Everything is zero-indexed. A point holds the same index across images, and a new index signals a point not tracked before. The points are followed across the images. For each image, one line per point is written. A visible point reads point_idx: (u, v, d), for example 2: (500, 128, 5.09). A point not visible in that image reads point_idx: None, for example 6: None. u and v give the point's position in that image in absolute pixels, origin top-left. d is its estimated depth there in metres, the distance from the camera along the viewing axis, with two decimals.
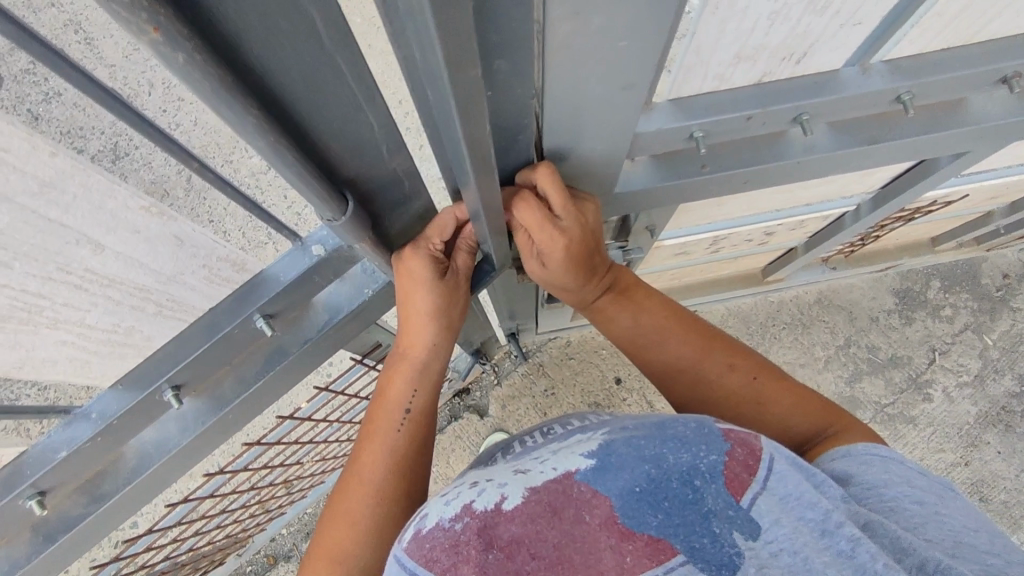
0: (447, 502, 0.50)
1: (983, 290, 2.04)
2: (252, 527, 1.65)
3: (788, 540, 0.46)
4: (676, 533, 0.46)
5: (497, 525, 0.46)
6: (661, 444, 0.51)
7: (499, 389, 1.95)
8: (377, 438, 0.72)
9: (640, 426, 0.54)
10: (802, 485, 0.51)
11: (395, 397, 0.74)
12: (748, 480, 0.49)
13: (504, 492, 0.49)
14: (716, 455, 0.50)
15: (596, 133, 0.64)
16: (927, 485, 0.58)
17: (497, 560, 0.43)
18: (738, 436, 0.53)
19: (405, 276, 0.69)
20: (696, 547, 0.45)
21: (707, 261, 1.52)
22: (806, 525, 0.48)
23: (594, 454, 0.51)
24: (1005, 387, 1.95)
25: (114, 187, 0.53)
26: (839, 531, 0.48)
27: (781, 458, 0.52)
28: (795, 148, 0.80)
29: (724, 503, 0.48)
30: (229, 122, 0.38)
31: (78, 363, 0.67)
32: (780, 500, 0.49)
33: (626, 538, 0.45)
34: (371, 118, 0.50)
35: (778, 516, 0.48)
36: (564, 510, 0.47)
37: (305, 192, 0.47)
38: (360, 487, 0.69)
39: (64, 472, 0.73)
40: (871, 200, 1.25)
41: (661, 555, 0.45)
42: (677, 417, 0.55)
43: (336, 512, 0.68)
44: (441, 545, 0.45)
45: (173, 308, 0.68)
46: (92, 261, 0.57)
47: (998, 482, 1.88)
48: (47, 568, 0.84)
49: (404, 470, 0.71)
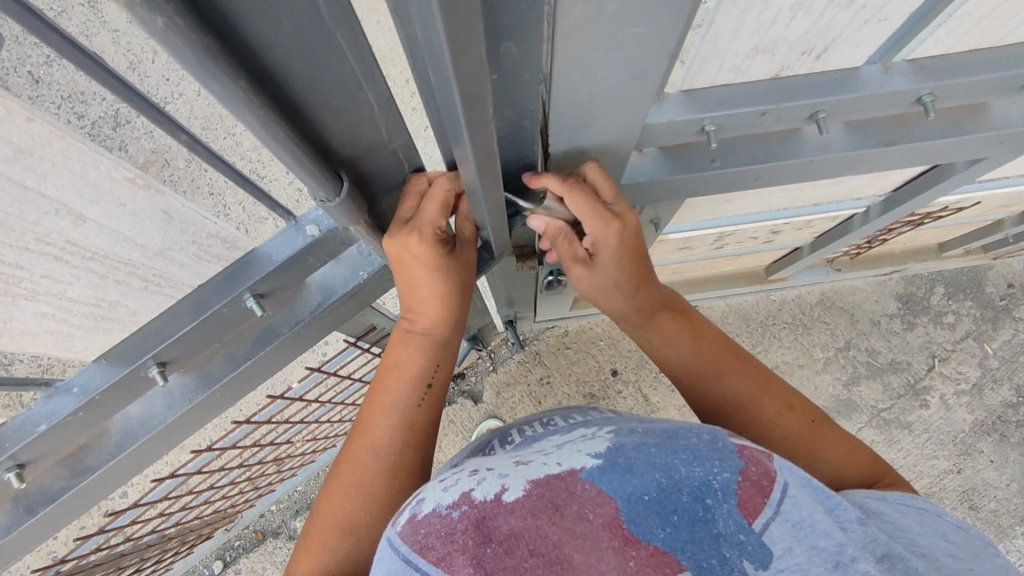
0: (446, 489, 0.50)
1: (986, 298, 2.02)
2: (241, 503, 1.64)
3: (800, 571, 0.45)
4: (683, 548, 0.45)
5: (496, 518, 0.46)
6: (672, 454, 0.50)
7: (495, 376, 1.94)
8: (387, 409, 0.72)
9: (651, 433, 0.54)
10: (816, 514, 0.49)
11: (409, 370, 0.73)
12: (762, 504, 0.48)
13: (505, 484, 0.49)
14: (729, 473, 0.49)
15: (604, 123, 0.61)
16: (963, 540, 0.56)
17: (494, 554, 0.44)
18: (753, 453, 0.52)
19: (409, 256, 0.64)
20: (704, 566, 0.44)
21: (711, 257, 1.50)
22: (818, 555, 0.47)
23: (601, 455, 0.51)
24: (1003, 398, 1.93)
25: (95, 155, 0.51)
26: (853, 565, 0.47)
27: (795, 481, 0.51)
28: (809, 146, 0.77)
29: (734, 526, 0.46)
30: (215, 94, 0.35)
31: (59, 337, 0.65)
32: (793, 528, 0.47)
33: (630, 544, 0.45)
34: (371, 97, 0.48)
35: (791, 545, 0.46)
36: (566, 507, 0.47)
37: (296, 171, 0.45)
38: (371, 460, 0.69)
39: (45, 445, 0.72)
40: (882, 204, 1.22)
41: (665, 567, 0.44)
42: (690, 428, 0.56)
43: (344, 480, 0.69)
44: (436, 532, 0.46)
45: (161, 283, 0.66)
46: (73, 233, 0.55)
47: (989, 490, 1.87)
48: (27, 540, 0.82)
49: (414, 446, 0.71)
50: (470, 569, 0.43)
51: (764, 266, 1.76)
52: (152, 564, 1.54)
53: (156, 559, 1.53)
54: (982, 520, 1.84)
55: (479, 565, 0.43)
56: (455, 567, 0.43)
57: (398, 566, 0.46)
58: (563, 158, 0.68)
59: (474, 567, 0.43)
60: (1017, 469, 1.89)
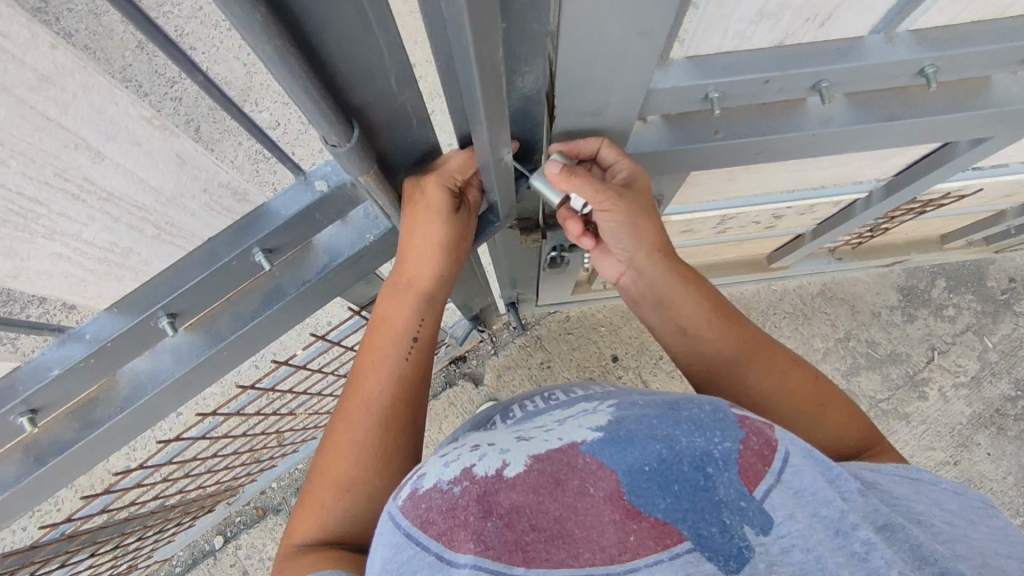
0: (447, 465, 0.53)
1: (988, 292, 2.02)
2: (243, 476, 1.67)
3: (802, 537, 0.46)
4: (683, 519, 0.46)
5: (497, 494, 0.48)
6: (674, 426, 0.51)
7: (496, 359, 1.95)
8: (377, 364, 0.74)
9: (653, 405, 0.55)
10: (818, 482, 0.50)
11: (397, 322, 0.75)
12: (763, 471, 0.49)
13: (506, 460, 0.51)
14: (731, 442, 0.50)
15: (610, 84, 0.62)
16: (958, 506, 0.57)
17: (495, 527, 0.46)
18: (754, 424, 0.53)
19: (420, 199, 0.67)
20: (703, 535, 0.46)
21: (714, 241, 1.51)
22: (820, 523, 0.47)
23: (602, 429, 0.53)
24: (1002, 391, 1.94)
25: (113, 91, 0.52)
26: (854, 532, 0.47)
27: (798, 452, 0.51)
28: (812, 118, 0.78)
29: (735, 493, 0.48)
30: (234, 17, 0.37)
31: (74, 282, 0.68)
32: (794, 495, 0.48)
33: (630, 516, 0.47)
34: (381, 42, 0.50)
35: (792, 512, 0.47)
36: (567, 482, 0.49)
37: (308, 108, 0.46)
38: (363, 415, 0.71)
39: (59, 392, 0.74)
40: (884, 187, 1.23)
41: (666, 539, 0.46)
42: (691, 399, 0.56)
43: (338, 438, 0.71)
44: (438, 507, 0.48)
45: (172, 232, 0.68)
46: (91, 170, 0.56)
47: (986, 482, 1.87)
48: (36, 491, 0.84)
49: (404, 400, 0.73)
50: (471, 543, 0.45)
51: (767, 254, 1.77)
52: (155, 534, 1.56)
53: (159, 529, 1.54)
54: None
55: (481, 539, 0.45)
56: (457, 542, 0.46)
57: (400, 539, 0.48)
58: (569, 122, 0.69)
59: (476, 541, 0.45)
60: (1013, 462, 1.89)
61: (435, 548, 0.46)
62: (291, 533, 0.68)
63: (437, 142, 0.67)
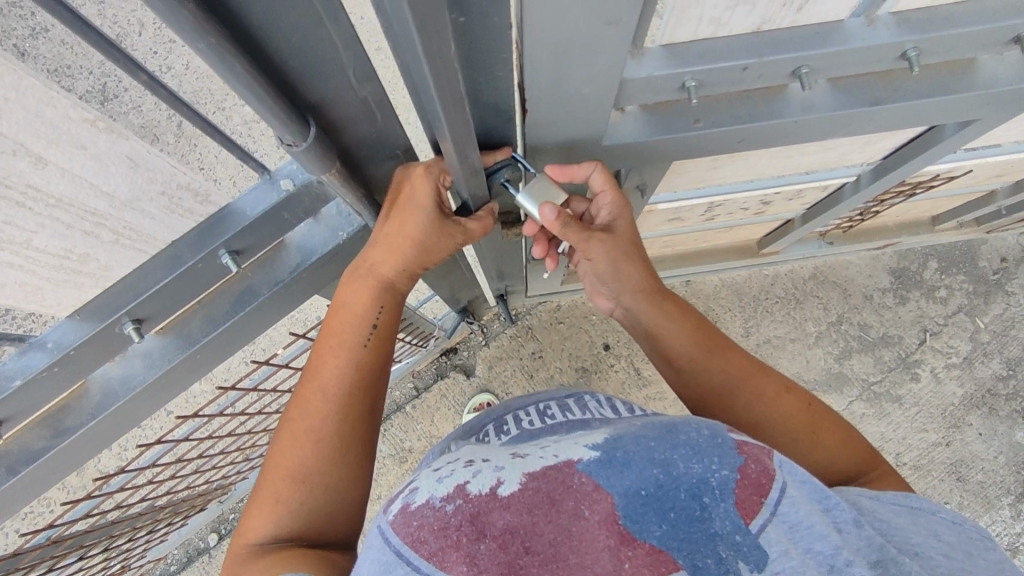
0: (440, 481, 0.52)
1: (979, 272, 2.01)
2: (234, 473, 1.67)
3: (796, 575, 0.44)
4: (679, 547, 0.45)
5: (491, 513, 0.47)
6: (671, 450, 0.50)
7: (487, 350, 1.94)
8: (335, 352, 0.72)
9: (650, 426, 0.53)
10: (813, 515, 0.48)
11: (356, 308, 0.72)
12: (759, 503, 0.47)
13: (500, 477, 0.50)
14: (727, 471, 0.49)
15: (582, 75, 0.60)
16: (956, 540, 0.55)
17: (488, 550, 0.45)
18: (753, 450, 0.52)
19: (405, 195, 0.66)
20: (699, 566, 0.44)
21: (703, 228, 1.49)
22: (813, 559, 0.46)
23: (599, 447, 0.51)
24: (993, 370, 1.93)
25: (48, 93, 0.52)
26: (848, 569, 0.46)
27: (793, 481, 0.50)
28: (794, 104, 0.76)
29: (731, 526, 0.46)
30: (161, 11, 0.36)
31: (30, 288, 0.67)
32: (790, 529, 0.47)
33: (626, 542, 0.45)
34: (334, 36, 0.48)
35: (787, 547, 0.45)
36: (562, 502, 0.47)
37: (253, 102, 0.45)
38: (321, 404, 0.70)
39: (25, 400, 0.73)
40: (872, 171, 1.21)
41: (662, 567, 0.44)
42: (688, 422, 0.54)
43: (293, 429, 0.69)
44: (430, 525, 0.47)
45: (131, 236, 0.68)
46: (34, 177, 0.57)
47: (977, 463, 1.87)
48: (12, 500, 0.83)
49: (364, 391, 0.72)
50: (464, 567, 0.44)
51: (757, 240, 1.75)
52: (146, 534, 1.56)
53: (149, 529, 1.54)
54: (969, 492, 1.84)
55: (473, 562, 0.44)
56: (449, 564, 0.44)
57: (391, 558, 0.46)
58: (543, 115, 0.67)
59: (468, 565, 0.44)
60: (1005, 442, 1.88)
61: (426, 570, 0.45)
62: (245, 526, 0.68)
63: (405, 137, 0.65)
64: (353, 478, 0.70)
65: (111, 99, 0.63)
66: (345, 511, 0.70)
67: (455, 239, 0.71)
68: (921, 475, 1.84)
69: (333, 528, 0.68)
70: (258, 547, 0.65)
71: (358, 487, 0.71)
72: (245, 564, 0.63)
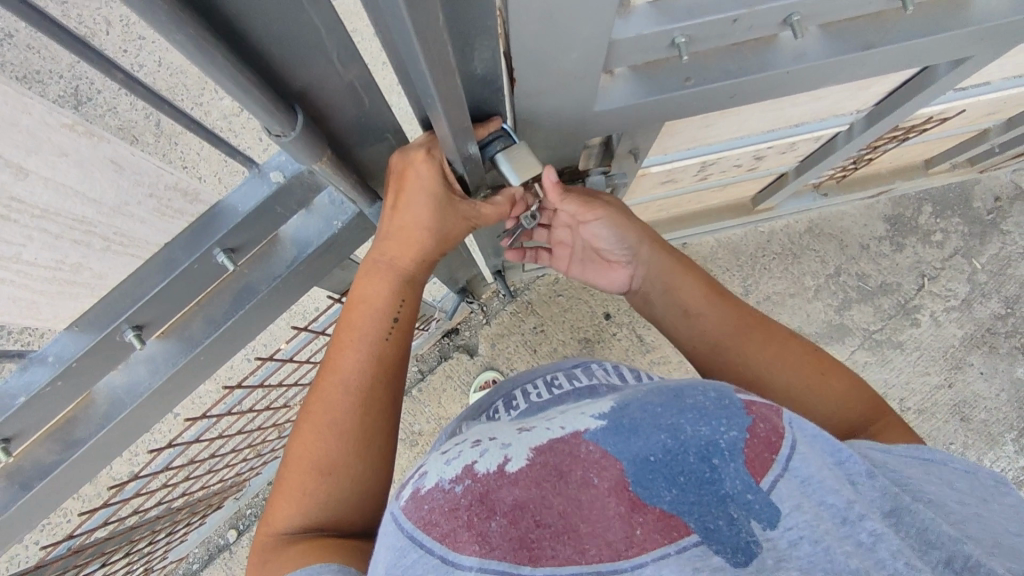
0: (448, 463, 0.51)
1: (974, 213, 2.01)
2: (247, 470, 1.67)
3: (808, 529, 0.44)
4: (689, 511, 0.45)
5: (500, 491, 0.47)
6: (678, 414, 0.50)
7: (488, 328, 1.93)
8: (353, 346, 0.71)
9: (656, 391, 0.53)
10: (824, 470, 0.48)
11: (375, 302, 0.72)
12: (770, 460, 0.48)
13: (507, 455, 0.50)
14: (736, 431, 0.49)
15: (570, 39, 0.59)
16: (968, 487, 0.55)
17: (500, 527, 0.44)
18: (762, 410, 0.52)
19: (414, 179, 0.65)
20: (711, 529, 0.44)
21: (696, 189, 1.48)
22: (825, 512, 0.45)
23: (605, 416, 0.52)
24: (991, 310, 1.95)
25: (25, 100, 0.52)
26: (861, 522, 0.45)
27: (804, 438, 0.50)
28: (784, 55, 0.74)
29: (742, 486, 0.46)
30: (132, 5, 0.34)
31: (23, 304, 0.67)
32: (801, 484, 0.47)
33: (636, 509, 0.45)
34: (315, 18, 0.46)
35: (798, 503, 0.45)
36: (570, 473, 0.48)
37: (234, 91, 0.44)
38: (343, 397, 0.69)
39: (34, 419, 0.74)
40: (865, 119, 1.19)
41: (673, 532, 0.44)
42: (694, 383, 0.54)
43: (316, 421, 0.69)
44: (440, 509, 0.47)
45: (123, 242, 0.67)
46: (16, 188, 0.56)
47: (979, 402, 1.89)
48: (28, 516, 0.83)
49: (385, 383, 0.72)
50: (475, 546, 0.44)
51: (751, 197, 1.74)
52: (165, 536, 1.57)
53: (169, 530, 1.55)
54: (973, 431, 1.86)
55: (485, 541, 0.44)
56: (461, 544, 0.44)
57: (405, 543, 0.46)
58: (533, 85, 0.66)
59: (480, 543, 0.44)
60: (1006, 379, 1.91)
61: (440, 551, 0.44)
62: (272, 516, 0.68)
63: (393, 117, 0.64)
64: (378, 469, 0.70)
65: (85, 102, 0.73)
66: (371, 500, 0.69)
67: (465, 221, 0.71)
68: (926, 418, 1.87)
69: (361, 517, 0.69)
70: (287, 537, 0.65)
71: (383, 476, 0.71)
72: (274, 556, 0.63)
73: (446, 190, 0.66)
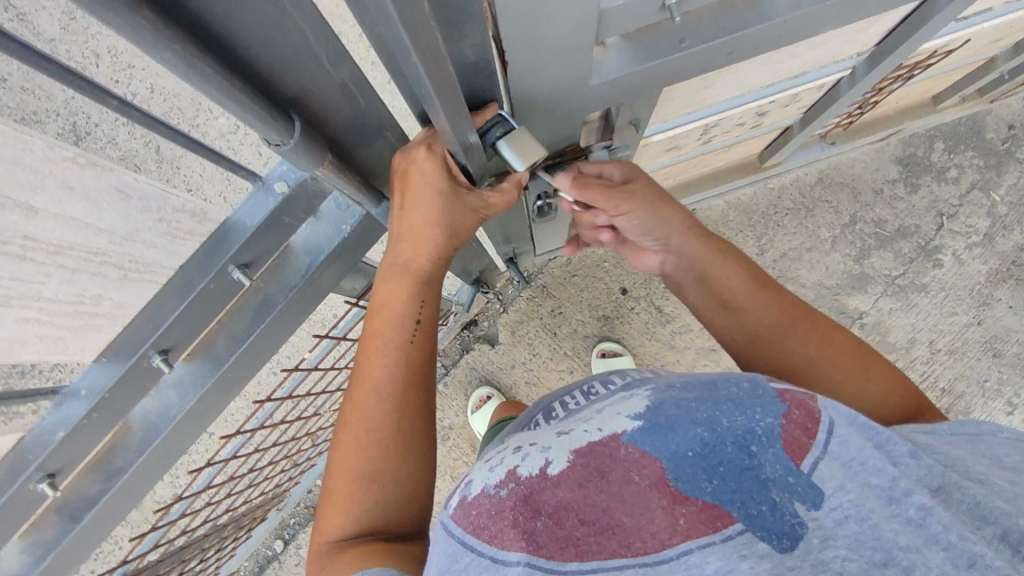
0: (492, 470, 0.55)
1: (988, 144, 1.96)
2: (286, 481, 1.70)
3: (854, 507, 0.46)
4: (731, 500, 0.47)
5: (543, 492, 0.50)
6: (713, 408, 0.52)
7: (506, 316, 1.92)
8: (380, 352, 0.72)
9: (689, 387, 0.56)
10: (866, 450, 0.50)
11: (395, 306, 0.72)
12: (808, 444, 0.50)
13: (548, 457, 0.54)
14: (773, 418, 0.51)
15: (560, 15, 0.58)
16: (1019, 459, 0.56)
17: (547, 526, 0.48)
18: (795, 396, 0.54)
19: (417, 176, 0.64)
20: (753, 515, 0.46)
21: (700, 153, 1.46)
22: (872, 492, 0.48)
23: (641, 416, 0.54)
24: (1015, 242, 1.91)
25: (25, 137, 0.68)
26: (907, 498, 0.47)
27: (842, 420, 0.52)
28: (779, 4, 0.73)
29: (782, 469, 0.48)
30: (117, 26, 0.34)
31: (52, 340, 0.81)
32: (843, 465, 0.49)
33: (678, 501, 0.48)
34: (299, 22, 0.46)
35: (842, 483, 0.47)
36: (611, 473, 0.50)
37: (229, 104, 0.44)
38: (376, 403, 0.70)
39: (74, 452, 0.76)
40: (867, 61, 1.16)
41: (718, 521, 0.46)
42: (729, 377, 0.57)
43: (352, 431, 0.70)
44: (487, 512, 0.50)
45: (136, 266, 0.82)
46: (29, 225, 0.71)
47: (1012, 336, 1.86)
48: (81, 547, 0.85)
49: (414, 385, 0.72)
50: (522, 543, 0.47)
51: (758, 154, 1.71)
52: (214, 553, 1.60)
53: (218, 547, 1.59)
54: (1008, 366, 1.84)
55: (532, 539, 0.47)
56: (507, 542, 0.48)
57: (456, 548, 0.50)
58: (526, 65, 0.65)
59: (527, 541, 0.47)
60: None
61: (489, 552, 0.48)
62: (322, 526, 0.69)
63: (389, 113, 0.63)
64: (418, 472, 0.71)
65: (82, 135, 0.89)
66: (416, 503, 0.70)
67: (476, 213, 0.70)
68: (957, 358, 1.86)
69: (409, 520, 0.70)
70: (338, 544, 0.66)
71: (425, 478, 0.72)
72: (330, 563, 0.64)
73: (451, 182, 0.65)
